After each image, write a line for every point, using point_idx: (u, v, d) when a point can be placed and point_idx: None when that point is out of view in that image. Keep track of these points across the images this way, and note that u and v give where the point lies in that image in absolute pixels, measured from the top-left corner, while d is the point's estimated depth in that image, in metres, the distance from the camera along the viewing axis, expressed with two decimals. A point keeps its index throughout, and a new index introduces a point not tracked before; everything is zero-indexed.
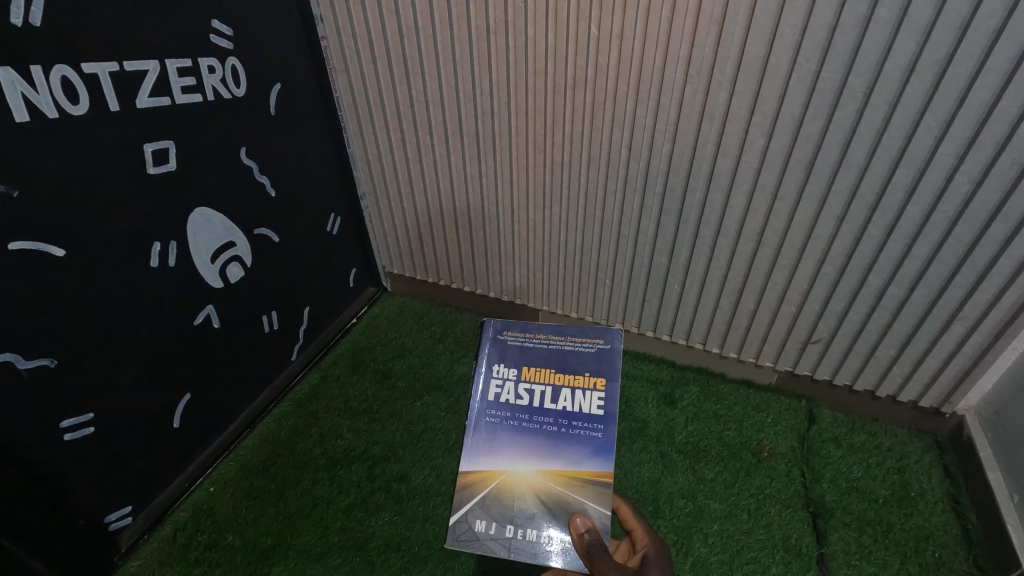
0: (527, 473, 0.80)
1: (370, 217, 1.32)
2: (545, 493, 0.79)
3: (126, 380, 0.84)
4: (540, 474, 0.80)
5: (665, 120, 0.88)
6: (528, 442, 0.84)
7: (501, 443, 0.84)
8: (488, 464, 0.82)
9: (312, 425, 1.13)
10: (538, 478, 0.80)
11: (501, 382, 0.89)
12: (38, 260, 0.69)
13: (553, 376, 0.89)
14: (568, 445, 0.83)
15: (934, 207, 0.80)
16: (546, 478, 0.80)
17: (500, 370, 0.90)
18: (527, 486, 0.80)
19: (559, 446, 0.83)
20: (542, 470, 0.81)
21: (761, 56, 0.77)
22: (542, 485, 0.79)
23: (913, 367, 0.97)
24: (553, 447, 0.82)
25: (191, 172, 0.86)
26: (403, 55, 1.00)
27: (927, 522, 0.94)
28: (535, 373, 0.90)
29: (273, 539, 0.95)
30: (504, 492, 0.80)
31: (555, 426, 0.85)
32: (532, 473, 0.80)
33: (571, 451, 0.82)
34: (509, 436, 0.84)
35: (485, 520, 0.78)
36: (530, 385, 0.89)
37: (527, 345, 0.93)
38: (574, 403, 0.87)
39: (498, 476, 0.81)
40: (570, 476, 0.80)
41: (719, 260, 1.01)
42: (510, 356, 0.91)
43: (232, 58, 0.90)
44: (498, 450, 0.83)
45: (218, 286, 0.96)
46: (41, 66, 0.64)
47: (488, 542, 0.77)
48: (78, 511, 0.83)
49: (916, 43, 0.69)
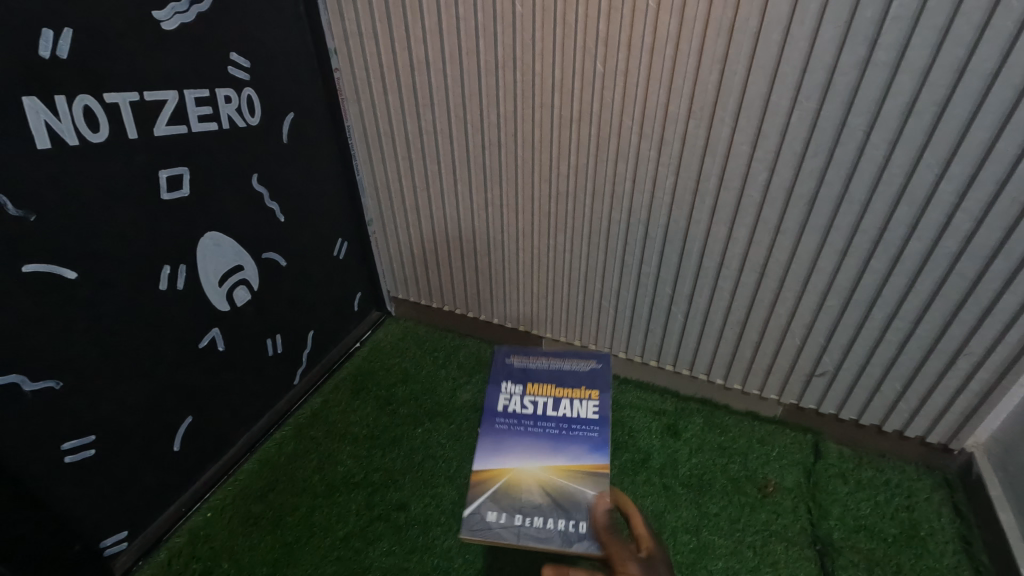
0: (532, 469, 0.88)
1: (376, 242, 1.34)
2: (549, 483, 0.85)
3: (129, 402, 0.84)
4: (544, 469, 0.87)
5: (669, 154, 0.90)
6: (532, 444, 0.92)
7: (507, 447, 0.92)
8: (496, 462, 0.89)
9: (312, 449, 1.12)
10: (543, 472, 0.87)
11: (507, 396, 1.00)
12: (51, 283, 0.70)
13: (552, 389, 1.00)
14: (570, 444, 0.91)
15: (935, 244, 0.81)
16: (550, 471, 0.87)
17: (505, 386, 1.01)
18: (532, 480, 0.86)
19: (562, 445, 0.91)
20: (548, 465, 0.87)
21: (763, 93, 0.79)
22: (546, 478, 0.86)
23: (919, 403, 0.96)
24: (556, 445, 0.91)
25: (202, 198, 0.88)
26: (413, 88, 1.03)
27: (938, 563, 0.91)
28: (538, 387, 1.01)
29: (269, 568, 0.93)
30: (511, 485, 0.86)
31: (556, 429, 0.93)
32: (538, 469, 0.88)
33: (572, 449, 0.90)
34: (516, 440, 0.92)
35: (496, 509, 0.83)
36: (534, 397, 0.99)
37: (530, 367, 1.04)
38: (573, 410, 0.97)
39: (504, 474, 0.87)
40: (571, 470, 0.87)
41: (722, 291, 1.01)
42: (514, 373, 1.03)
43: (248, 89, 0.93)
44: (504, 449, 0.91)
45: (224, 308, 0.97)
46: (65, 95, 0.67)
47: (500, 530, 0.81)
48: (74, 535, 0.82)
49: (913, 84, 0.71)
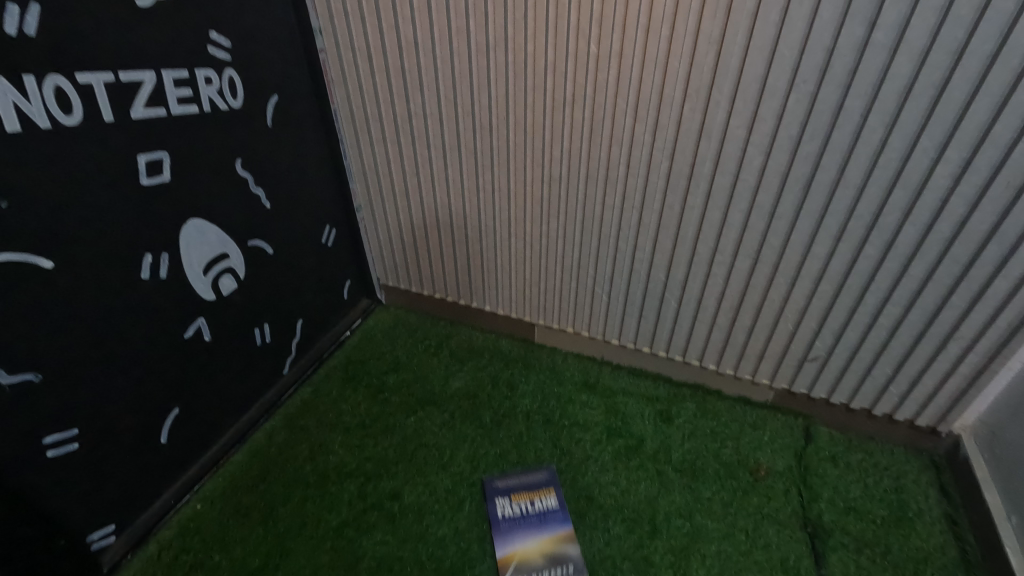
0: (532, 545, 0.93)
1: (365, 229, 1.31)
2: (550, 550, 0.92)
3: (112, 394, 0.82)
4: (540, 541, 0.94)
5: (664, 138, 0.88)
6: (524, 525, 0.95)
7: (508, 534, 0.94)
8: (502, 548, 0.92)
9: (304, 440, 1.11)
10: (541, 545, 0.93)
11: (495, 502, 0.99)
12: (26, 272, 0.67)
13: (527, 484, 1.02)
14: (551, 518, 0.97)
15: (929, 228, 0.81)
16: (546, 542, 0.93)
17: (490, 496, 1.00)
18: (535, 551, 0.92)
19: (546, 522, 0.96)
20: (542, 538, 0.94)
21: (760, 76, 0.78)
22: (546, 547, 0.93)
23: (909, 387, 0.97)
24: (543, 525, 0.96)
25: (184, 183, 0.85)
26: (402, 70, 1.00)
27: (925, 543, 0.93)
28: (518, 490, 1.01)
29: (261, 559, 0.92)
30: (524, 562, 0.91)
31: (539, 514, 0.97)
32: (535, 543, 0.93)
33: (554, 520, 0.97)
34: (512, 528, 0.95)
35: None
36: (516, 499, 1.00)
37: (504, 477, 1.04)
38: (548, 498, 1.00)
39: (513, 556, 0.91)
40: (564, 536, 0.94)
41: (716, 277, 1.01)
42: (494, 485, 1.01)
43: (229, 69, 0.89)
44: (509, 540, 0.93)
45: (210, 298, 0.95)
46: (34, 75, 0.63)
47: None
48: (59, 530, 0.80)
49: (912, 67, 0.70)
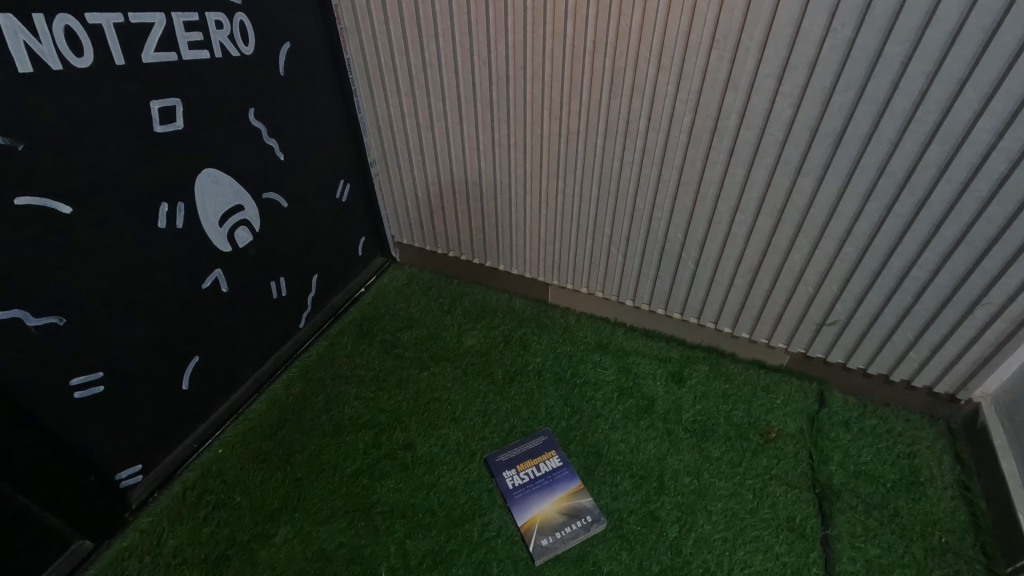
0: (548, 508, 0.93)
1: (380, 184, 1.30)
2: (567, 509, 0.93)
3: (134, 340, 0.84)
4: (554, 502, 0.94)
5: (688, 88, 0.85)
6: (537, 491, 0.96)
7: (524, 503, 0.94)
8: (520, 517, 0.92)
9: (320, 391, 1.13)
10: (556, 505, 0.94)
11: (503, 476, 0.98)
12: (46, 217, 0.68)
13: (531, 451, 1.02)
14: (560, 476, 0.98)
15: (965, 186, 0.77)
16: (560, 501, 0.94)
17: (497, 471, 0.99)
18: (553, 511, 0.93)
19: (556, 482, 0.97)
20: (555, 498, 0.95)
21: (794, 20, 0.73)
22: (561, 506, 0.93)
23: (930, 353, 0.95)
24: (554, 486, 0.97)
25: (197, 132, 0.85)
26: (416, 16, 0.96)
27: (935, 507, 0.93)
28: (523, 459, 1.01)
29: (280, 501, 0.95)
30: (545, 525, 0.91)
31: (549, 476, 0.98)
32: (550, 505, 0.94)
33: (563, 478, 0.98)
34: (527, 496, 0.95)
35: (548, 536, 0.89)
36: (524, 468, 0.99)
37: (508, 450, 1.02)
38: (553, 459, 1.01)
39: (535, 521, 0.92)
40: (574, 491, 0.96)
41: (736, 237, 0.98)
42: (500, 461, 1.00)
43: (239, 14, 0.87)
44: (526, 508, 0.93)
45: (226, 249, 0.96)
46: (43, 15, 0.62)
47: (557, 544, 0.88)
48: (90, 468, 0.83)
49: (961, 9, 0.65)
